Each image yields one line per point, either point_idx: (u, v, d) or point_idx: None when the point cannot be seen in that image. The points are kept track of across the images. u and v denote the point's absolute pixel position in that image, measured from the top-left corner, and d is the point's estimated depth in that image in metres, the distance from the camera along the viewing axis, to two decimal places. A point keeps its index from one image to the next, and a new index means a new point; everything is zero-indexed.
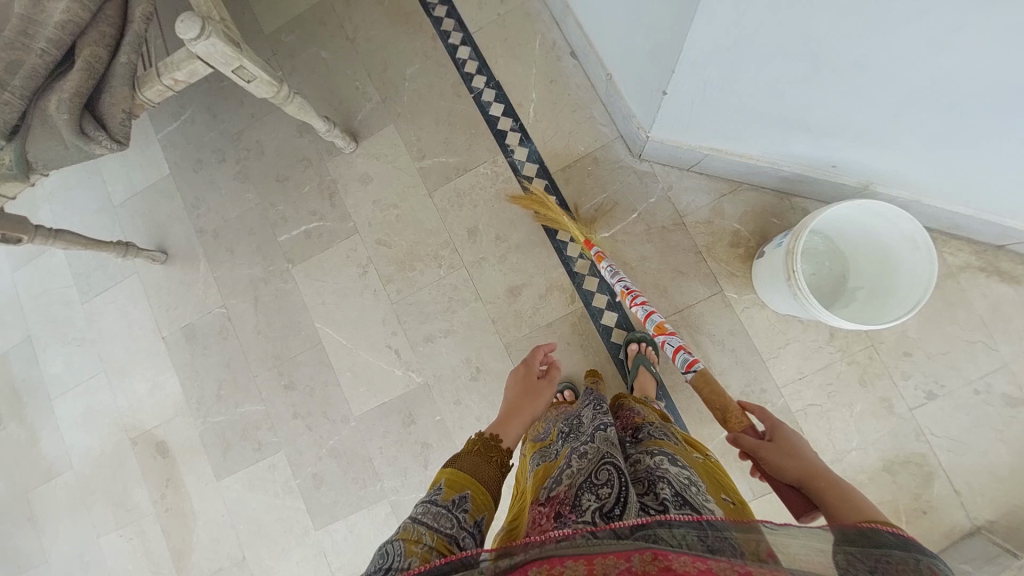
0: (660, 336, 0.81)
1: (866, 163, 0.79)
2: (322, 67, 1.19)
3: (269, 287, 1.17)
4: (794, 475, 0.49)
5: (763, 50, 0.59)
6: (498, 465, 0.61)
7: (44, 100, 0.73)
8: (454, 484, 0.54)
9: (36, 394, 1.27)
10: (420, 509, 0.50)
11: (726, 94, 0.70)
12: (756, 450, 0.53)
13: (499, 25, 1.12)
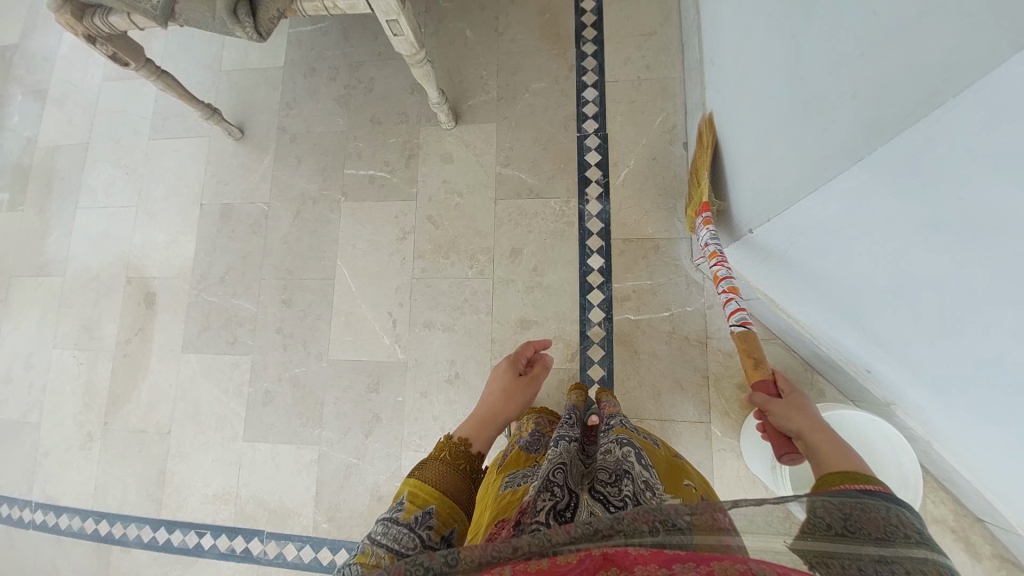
0: (729, 293, 0.90)
1: (892, 379, 0.83)
2: (462, 44, 1.23)
3: (315, 208, 1.21)
4: (796, 428, 0.67)
5: (854, 250, 0.63)
6: (464, 472, 0.68)
7: None
8: (415, 501, 0.58)
9: (67, 195, 1.32)
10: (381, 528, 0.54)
11: (803, 263, 0.75)
12: (768, 404, 0.72)
13: (633, 87, 1.15)
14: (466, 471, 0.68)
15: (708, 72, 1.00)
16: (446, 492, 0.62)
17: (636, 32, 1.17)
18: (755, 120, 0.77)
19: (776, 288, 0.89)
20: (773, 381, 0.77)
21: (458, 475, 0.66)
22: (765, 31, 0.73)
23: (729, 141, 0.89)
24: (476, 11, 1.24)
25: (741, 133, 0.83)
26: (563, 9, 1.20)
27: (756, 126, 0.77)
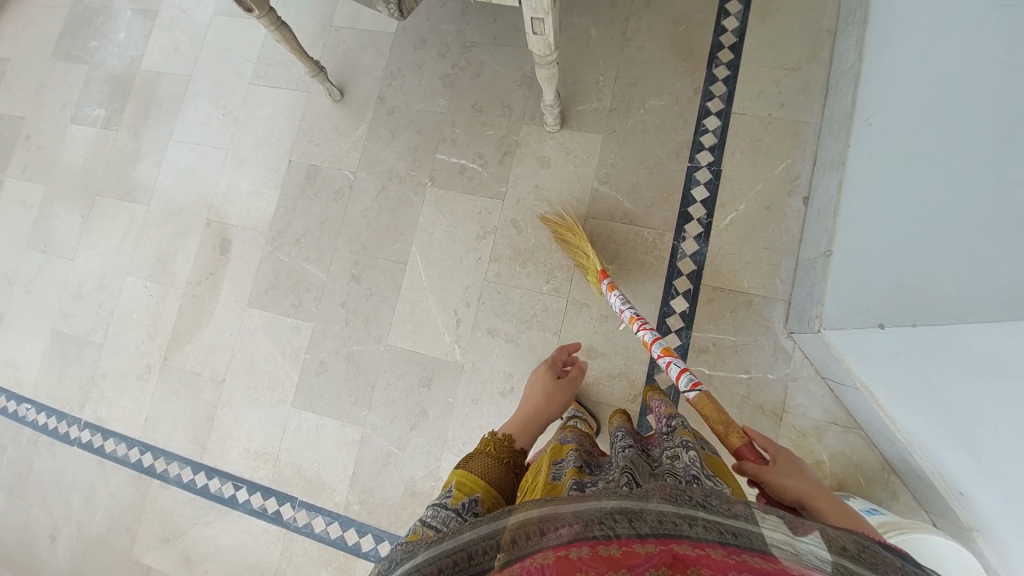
0: (665, 357, 0.82)
1: (991, 516, 0.73)
2: (584, 43, 1.15)
3: (400, 188, 1.18)
4: (794, 498, 0.56)
5: (1017, 376, 0.55)
6: (507, 467, 0.65)
7: None
8: (463, 489, 0.58)
9: (163, 127, 1.34)
10: (431, 511, 0.55)
11: (936, 365, 0.66)
12: (758, 472, 0.59)
13: (761, 124, 1.06)
14: (510, 466, 0.66)
15: (859, 129, 0.90)
16: (493, 482, 0.61)
17: (778, 63, 1.06)
18: (923, 208, 0.69)
19: (888, 395, 0.81)
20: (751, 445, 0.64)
21: (504, 465, 0.65)
22: (970, 110, 0.64)
23: (873, 217, 0.80)
24: (605, 9, 1.15)
25: (901, 212, 0.73)
26: (702, 23, 1.10)
27: (927, 211, 0.68)
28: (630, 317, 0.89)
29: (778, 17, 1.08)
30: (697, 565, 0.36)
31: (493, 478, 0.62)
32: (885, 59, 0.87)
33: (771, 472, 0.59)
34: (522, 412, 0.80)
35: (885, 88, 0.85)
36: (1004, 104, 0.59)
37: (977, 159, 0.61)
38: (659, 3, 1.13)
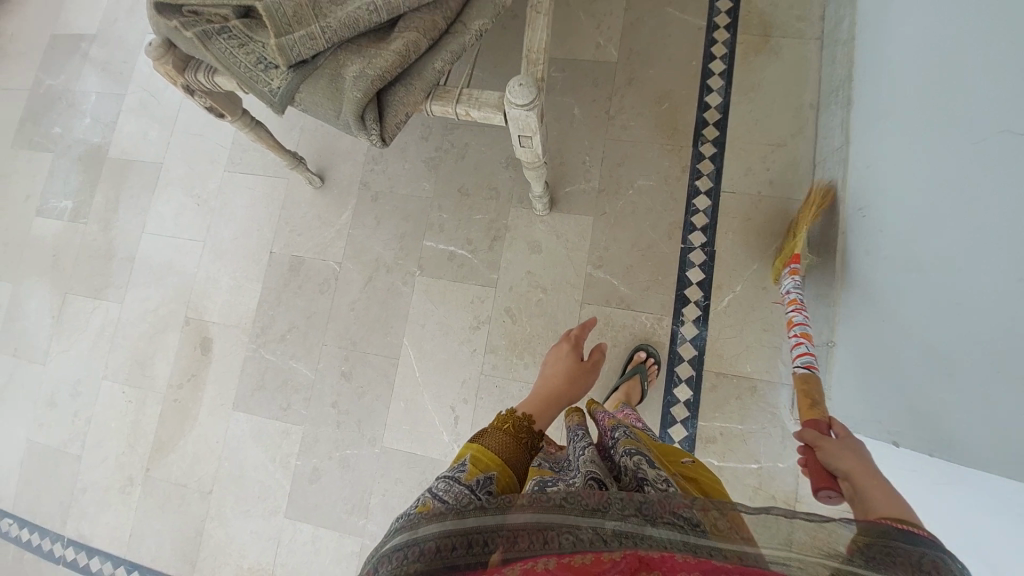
0: (799, 336, 0.87)
1: None
2: (568, 122, 1.15)
3: (387, 278, 1.14)
4: (847, 467, 0.58)
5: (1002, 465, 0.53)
6: (526, 448, 0.60)
7: (347, 57, 0.70)
8: (478, 463, 0.53)
9: (136, 218, 1.29)
10: (442, 484, 0.50)
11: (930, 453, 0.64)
12: (818, 440, 0.63)
13: (751, 202, 1.05)
14: (528, 447, 0.61)
15: (851, 215, 0.88)
16: (508, 460, 0.56)
17: (764, 140, 1.07)
18: (921, 316, 0.68)
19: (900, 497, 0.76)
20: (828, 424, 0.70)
21: (521, 444, 0.60)
22: (960, 226, 0.63)
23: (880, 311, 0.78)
24: (588, 88, 1.16)
25: (902, 321, 0.72)
26: (684, 100, 1.12)
27: (925, 325, 0.67)
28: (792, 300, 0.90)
29: (759, 94, 1.10)
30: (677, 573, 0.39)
31: (508, 454, 0.57)
32: (870, 146, 0.86)
33: (830, 444, 0.62)
34: (542, 393, 0.74)
35: (873, 178, 0.84)
36: (998, 232, 0.57)
37: (975, 280, 0.60)
38: (640, 81, 1.14)
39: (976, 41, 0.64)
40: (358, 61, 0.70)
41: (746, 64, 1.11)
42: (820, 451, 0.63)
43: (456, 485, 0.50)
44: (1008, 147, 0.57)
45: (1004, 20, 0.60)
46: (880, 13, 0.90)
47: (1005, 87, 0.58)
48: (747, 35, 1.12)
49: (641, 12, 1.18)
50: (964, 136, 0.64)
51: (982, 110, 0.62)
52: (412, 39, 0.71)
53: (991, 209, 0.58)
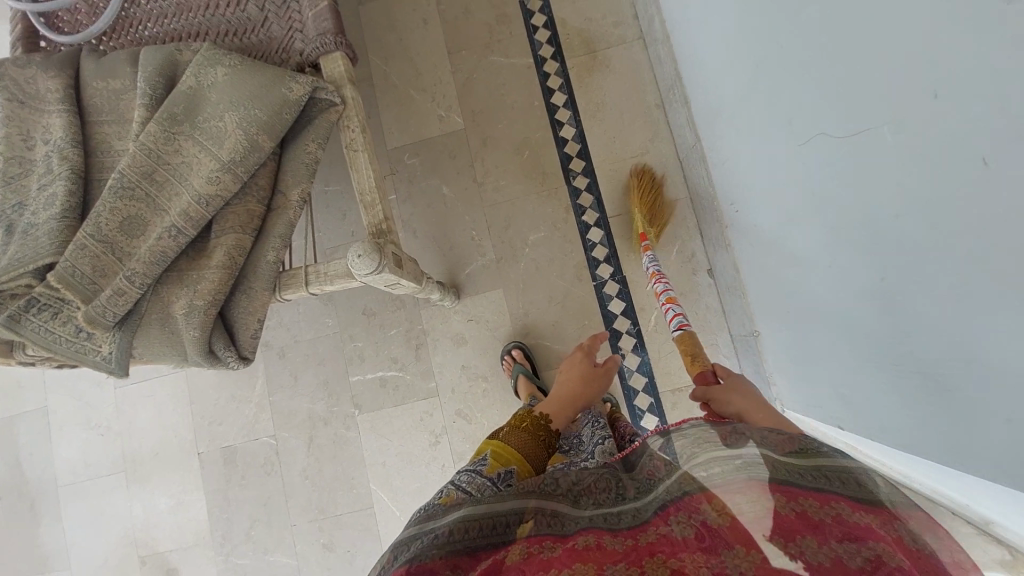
0: (666, 301, 0.86)
1: None
2: (441, 203, 1.11)
3: (328, 430, 1.08)
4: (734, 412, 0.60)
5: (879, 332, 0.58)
6: (545, 445, 0.66)
7: (171, 293, 0.64)
8: (499, 458, 0.61)
9: (44, 473, 1.17)
10: (466, 476, 0.58)
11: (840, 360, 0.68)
12: (708, 394, 0.65)
13: (640, 217, 1.05)
14: (547, 445, 0.66)
15: (729, 212, 0.89)
16: (528, 457, 0.63)
17: (627, 154, 1.07)
18: (813, 306, 0.70)
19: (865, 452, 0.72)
20: (711, 371, 0.71)
21: (539, 442, 0.66)
22: (816, 222, 0.64)
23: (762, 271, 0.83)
24: (446, 163, 1.12)
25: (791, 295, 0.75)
26: (542, 142, 1.10)
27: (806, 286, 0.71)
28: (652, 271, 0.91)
29: (606, 111, 1.10)
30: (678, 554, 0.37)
31: (527, 451, 0.64)
32: (718, 142, 0.88)
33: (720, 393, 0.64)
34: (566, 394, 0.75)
35: (731, 175, 0.86)
36: (851, 230, 0.58)
37: (845, 274, 0.61)
38: (493, 139, 1.12)
39: (773, 44, 0.65)
40: (182, 292, 0.64)
41: (584, 86, 1.11)
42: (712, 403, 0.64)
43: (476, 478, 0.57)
44: (831, 148, 0.58)
45: (787, 25, 0.61)
46: (680, 12, 0.91)
47: (812, 90, 0.59)
48: (574, 58, 1.12)
49: (468, 69, 1.14)
50: (792, 136, 0.65)
51: (800, 112, 0.63)
52: (232, 242, 0.65)
53: (838, 206, 0.59)
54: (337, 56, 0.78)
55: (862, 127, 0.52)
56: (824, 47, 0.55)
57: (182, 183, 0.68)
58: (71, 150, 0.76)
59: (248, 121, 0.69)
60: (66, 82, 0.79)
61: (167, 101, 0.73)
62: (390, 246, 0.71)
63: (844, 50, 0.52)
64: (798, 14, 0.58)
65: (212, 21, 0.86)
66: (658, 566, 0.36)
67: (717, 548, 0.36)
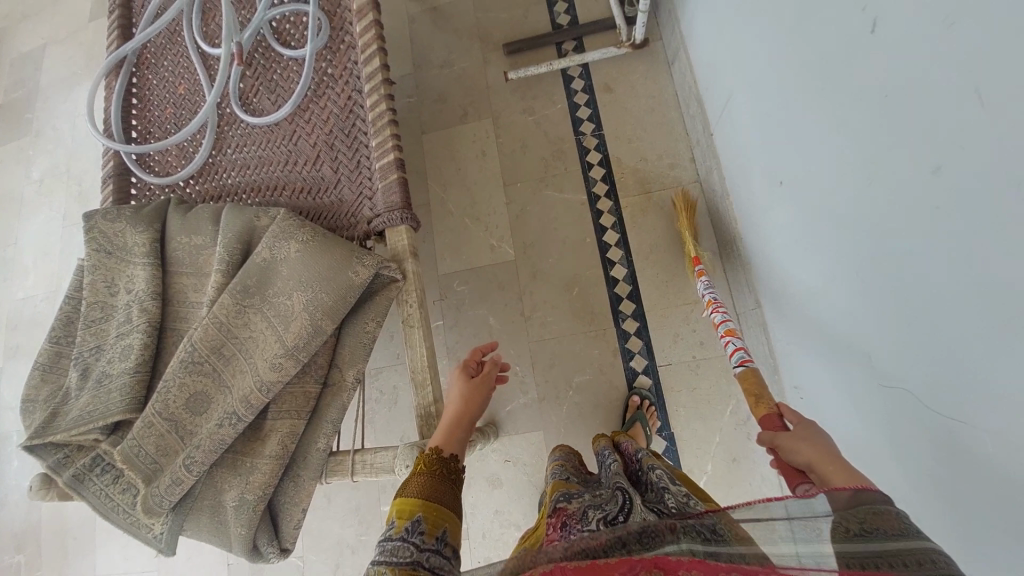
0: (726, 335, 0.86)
1: None
2: (487, 333, 1.12)
3: (356, 558, 1.07)
4: (806, 456, 0.55)
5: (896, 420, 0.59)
6: (450, 479, 0.60)
7: (224, 480, 0.67)
8: (403, 513, 0.54)
9: (84, 560, 1.21)
10: (378, 550, 0.51)
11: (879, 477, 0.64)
12: (776, 440, 0.60)
13: (691, 369, 1.02)
14: (450, 478, 0.60)
15: (792, 391, 0.85)
16: (432, 495, 0.56)
17: (679, 301, 1.05)
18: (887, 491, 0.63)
19: None
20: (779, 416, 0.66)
21: (441, 478, 0.59)
22: (898, 472, 0.60)
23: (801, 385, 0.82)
24: (495, 292, 1.14)
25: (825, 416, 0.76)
26: (591, 282, 1.10)
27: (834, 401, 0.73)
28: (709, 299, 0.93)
29: (659, 254, 1.08)
30: (679, 568, 0.38)
31: (434, 491, 0.57)
32: (780, 320, 0.84)
33: (788, 438, 0.59)
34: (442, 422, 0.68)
35: (796, 361, 0.81)
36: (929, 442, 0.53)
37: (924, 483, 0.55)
38: (543, 273, 1.13)
39: (846, 270, 0.63)
40: (235, 482, 0.67)
41: (637, 226, 1.10)
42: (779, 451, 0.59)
43: (388, 544, 0.51)
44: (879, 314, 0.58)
45: (866, 265, 0.58)
46: (743, 182, 0.89)
47: (895, 345, 0.55)
48: (628, 197, 1.12)
49: (523, 202, 1.17)
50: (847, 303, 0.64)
51: (877, 352, 0.59)
52: (287, 429, 0.68)
53: (926, 474, 0.55)
54: (401, 228, 0.81)
55: (958, 420, 0.48)
56: (914, 314, 0.52)
57: (246, 362, 0.71)
58: (149, 303, 0.83)
59: (314, 304, 0.72)
60: (152, 237, 0.86)
61: (242, 270, 0.78)
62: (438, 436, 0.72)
63: (941, 333, 0.49)
64: (878, 263, 0.56)
65: (291, 178, 0.93)
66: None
67: None
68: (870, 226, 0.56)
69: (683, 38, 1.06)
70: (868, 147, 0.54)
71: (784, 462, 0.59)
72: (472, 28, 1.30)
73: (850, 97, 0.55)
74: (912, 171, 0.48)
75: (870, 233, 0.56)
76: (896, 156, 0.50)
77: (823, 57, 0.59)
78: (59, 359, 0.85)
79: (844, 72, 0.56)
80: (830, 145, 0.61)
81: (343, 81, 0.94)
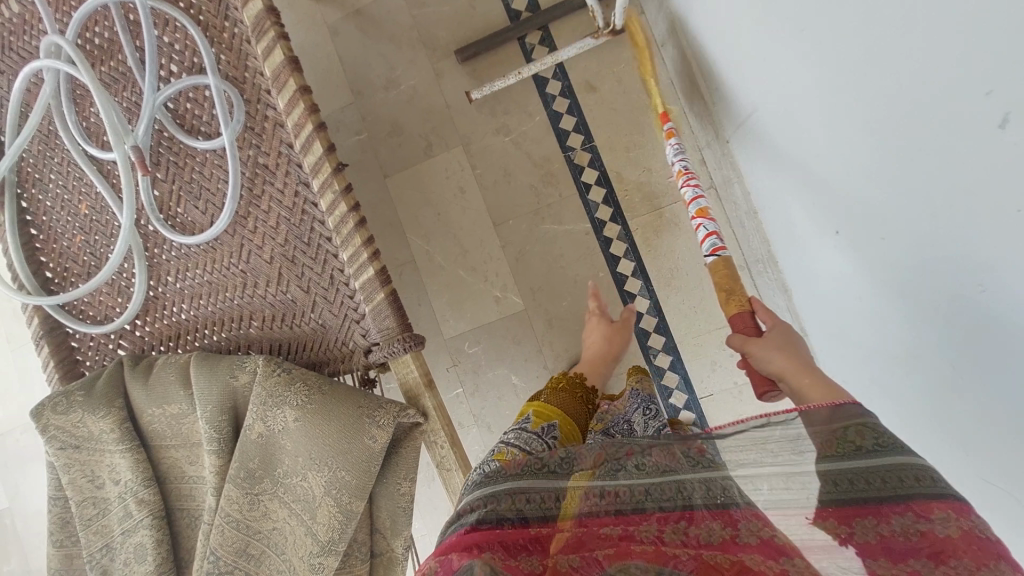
0: (700, 218, 0.77)
1: None
2: (513, 393, 1.05)
3: None
4: (777, 368, 0.59)
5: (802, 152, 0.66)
6: (578, 399, 0.78)
7: None
8: (541, 417, 0.72)
9: None
10: (515, 434, 0.70)
11: (810, 219, 0.70)
12: (746, 346, 0.63)
13: (734, 397, 0.98)
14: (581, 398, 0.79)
15: None
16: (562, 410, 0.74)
17: (711, 327, 0.98)
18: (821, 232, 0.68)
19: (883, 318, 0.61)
20: (750, 314, 0.66)
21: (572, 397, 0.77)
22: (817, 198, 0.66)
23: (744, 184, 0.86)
24: (511, 348, 1.05)
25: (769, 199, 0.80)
26: (615, 321, 1.01)
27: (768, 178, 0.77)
28: (679, 171, 0.82)
29: (681, 277, 0.99)
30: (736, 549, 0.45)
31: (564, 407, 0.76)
32: (833, 362, 0.78)
33: (758, 345, 0.62)
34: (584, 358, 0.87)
35: None
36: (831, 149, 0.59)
37: (836, 192, 0.61)
38: (558, 319, 1.03)
39: (884, 281, 0.58)
40: None
41: (652, 250, 1.00)
42: (751, 358, 0.62)
43: (523, 432, 0.69)
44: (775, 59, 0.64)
45: (875, 218, 0.55)
46: (775, 205, 0.78)
47: (953, 376, 0.51)
48: (636, 218, 1.00)
49: (520, 242, 1.04)
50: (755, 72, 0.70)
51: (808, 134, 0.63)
52: None
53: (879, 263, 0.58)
54: (408, 356, 0.70)
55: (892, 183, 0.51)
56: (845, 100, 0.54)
57: (282, 559, 0.66)
58: (145, 493, 0.73)
59: (336, 485, 0.63)
60: (120, 418, 0.73)
61: (238, 450, 0.67)
62: None
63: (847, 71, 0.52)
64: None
65: (255, 305, 0.78)
66: (720, 557, 0.45)
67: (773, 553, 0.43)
68: (944, 297, 0.49)
69: (676, 19, 0.88)
70: (896, 135, 0.48)
71: (751, 365, 0.63)
72: (411, 31, 1.07)
73: (952, 191, 0.44)
74: (955, 172, 0.43)
75: (918, 258, 0.51)
76: (885, 71, 0.47)
77: (912, 124, 0.46)
78: (66, 565, 0.77)
79: (947, 157, 0.43)
80: (914, 229, 0.50)
81: (282, 172, 0.75)
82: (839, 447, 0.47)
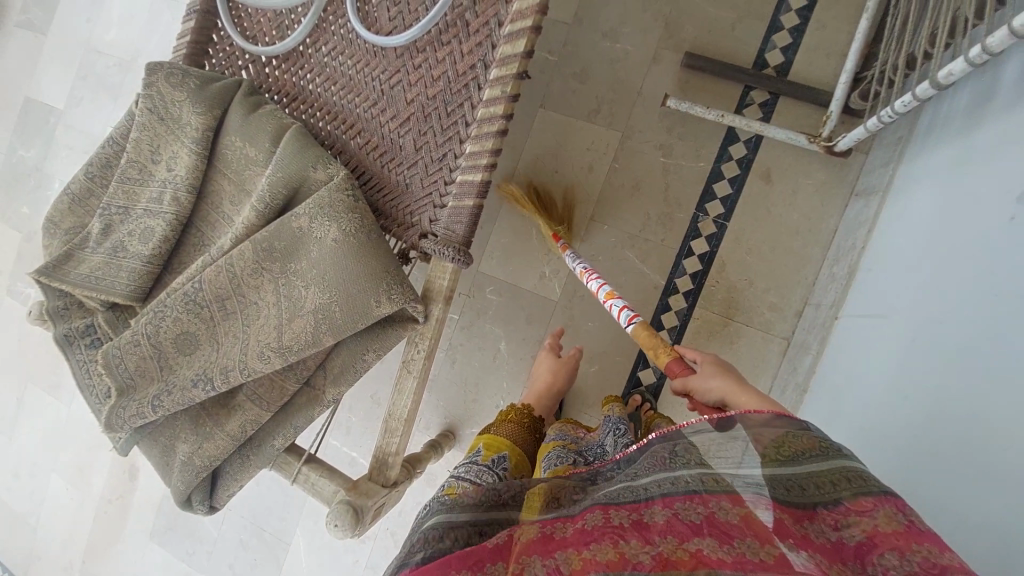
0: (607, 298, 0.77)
1: None
2: (492, 354, 1.08)
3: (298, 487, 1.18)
4: (717, 393, 0.59)
5: (918, 305, 0.65)
6: (528, 430, 0.77)
7: (195, 421, 0.74)
8: (490, 449, 0.68)
9: None
10: (464, 469, 0.63)
11: (876, 354, 0.70)
12: (684, 382, 0.63)
13: None
14: (530, 431, 0.76)
15: None
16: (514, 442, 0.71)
17: None
18: (874, 377, 0.68)
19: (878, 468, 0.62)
20: (681, 358, 0.66)
21: (525, 430, 0.76)
22: (894, 352, 0.66)
23: (827, 319, 0.86)
24: (521, 320, 1.07)
25: (847, 327, 0.80)
26: (616, 370, 1.02)
27: (862, 314, 0.77)
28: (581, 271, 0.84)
29: None
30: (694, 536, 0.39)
31: (516, 442, 0.72)
32: None
33: (696, 377, 0.62)
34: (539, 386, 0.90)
35: None
36: (944, 331, 0.58)
37: (915, 365, 0.61)
38: (575, 331, 1.04)
39: (905, 444, 0.59)
40: (203, 431, 0.73)
41: (694, 345, 0.99)
42: (694, 394, 0.62)
43: (477, 466, 0.63)
44: (966, 222, 0.62)
45: (934, 402, 0.56)
46: (828, 404, 0.78)
47: None
48: (704, 310, 0.99)
49: (599, 248, 1.03)
50: (937, 220, 0.68)
51: (936, 299, 0.62)
52: (253, 415, 0.72)
53: (913, 430, 0.59)
54: (449, 265, 0.72)
55: (979, 391, 0.51)
56: (1001, 295, 0.52)
57: (241, 333, 0.70)
58: (183, 196, 0.77)
59: (324, 315, 0.67)
60: (209, 125, 0.77)
61: (274, 225, 0.70)
62: (382, 496, 0.73)
63: (1021, 284, 0.50)
64: (1016, 154, 0.57)
65: (370, 127, 0.80)
66: (675, 548, 0.38)
67: (732, 535, 0.39)
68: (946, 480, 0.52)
69: (891, 184, 0.82)
70: (1017, 360, 0.48)
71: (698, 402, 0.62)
72: (665, 4, 1.01)
73: (1004, 536, 0.45)
74: None
75: (953, 457, 0.52)
76: None
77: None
78: (85, 197, 0.82)
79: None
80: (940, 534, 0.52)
81: (475, 40, 0.74)
82: (778, 450, 0.47)
